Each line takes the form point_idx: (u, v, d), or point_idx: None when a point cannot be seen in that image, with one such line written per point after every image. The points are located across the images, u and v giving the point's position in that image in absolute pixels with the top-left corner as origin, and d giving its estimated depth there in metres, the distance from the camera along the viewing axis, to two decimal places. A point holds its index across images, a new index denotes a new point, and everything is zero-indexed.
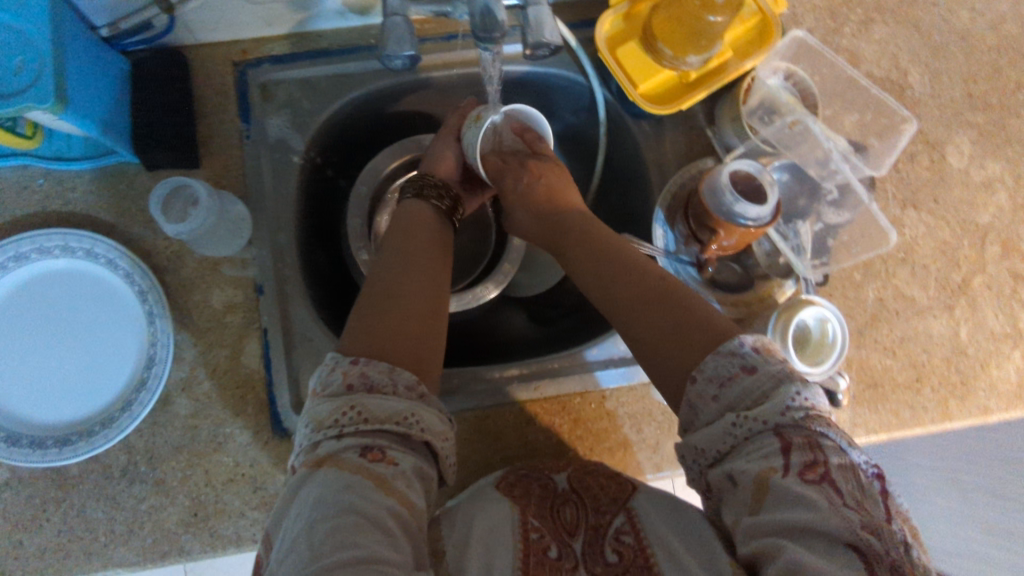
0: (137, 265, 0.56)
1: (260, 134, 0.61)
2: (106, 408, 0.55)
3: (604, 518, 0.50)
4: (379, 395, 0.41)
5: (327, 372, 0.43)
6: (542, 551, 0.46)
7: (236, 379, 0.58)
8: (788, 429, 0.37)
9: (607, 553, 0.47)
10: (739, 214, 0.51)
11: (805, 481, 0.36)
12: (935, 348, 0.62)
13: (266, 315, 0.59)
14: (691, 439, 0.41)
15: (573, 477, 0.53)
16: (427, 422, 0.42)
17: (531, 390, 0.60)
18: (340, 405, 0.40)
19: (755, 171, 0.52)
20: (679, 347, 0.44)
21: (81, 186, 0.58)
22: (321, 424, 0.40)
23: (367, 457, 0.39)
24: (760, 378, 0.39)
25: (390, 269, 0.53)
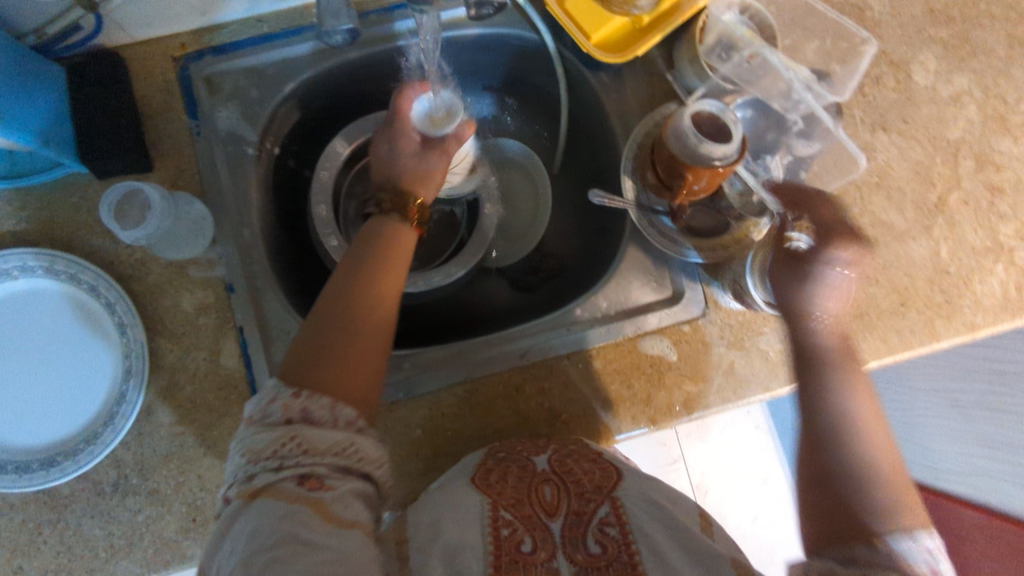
0: (101, 278, 0.55)
1: (210, 128, 0.59)
2: (88, 424, 0.54)
3: (588, 504, 0.53)
4: (319, 427, 0.42)
5: (266, 402, 0.43)
6: (517, 546, 0.49)
7: (218, 380, 0.57)
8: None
9: (590, 543, 0.51)
10: (704, 155, 0.50)
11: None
12: (918, 271, 0.61)
13: (240, 313, 0.57)
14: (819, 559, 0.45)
15: (553, 459, 0.54)
16: (366, 450, 0.44)
17: (518, 359, 0.59)
18: (278, 437, 0.41)
19: (718, 111, 0.51)
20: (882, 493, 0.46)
21: (32, 202, 0.56)
22: (257, 457, 0.41)
23: (304, 486, 0.40)
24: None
25: (341, 290, 0.50)
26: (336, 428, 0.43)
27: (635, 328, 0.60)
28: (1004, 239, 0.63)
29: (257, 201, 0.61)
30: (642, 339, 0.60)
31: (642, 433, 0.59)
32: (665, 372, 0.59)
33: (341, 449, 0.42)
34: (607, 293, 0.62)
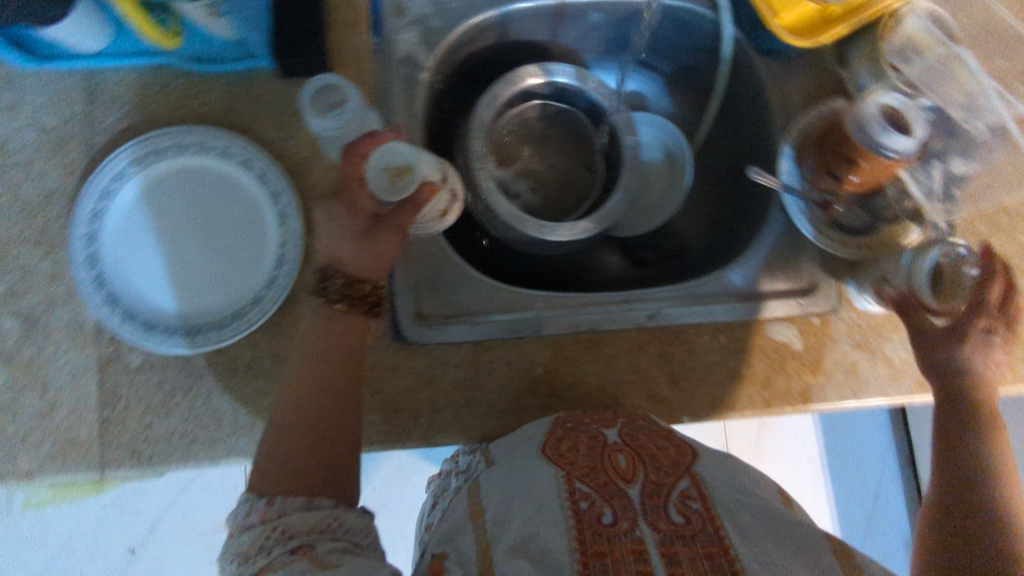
0: (271, 167, 0.58)
1: (389, 49, 0.62)
2: (234, 302, 0.57)
3: (667, 477, 0.50)
4: (298, 513, 0.48)
5: (241, 515, 0.49)
6: (596, 520, 0.46)
7: (360, 286, 0.59)
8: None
9: (672, 512, 0.47)
10: (883, 145, 0.50)
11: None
12: None
13: (390, 226, 0.60)
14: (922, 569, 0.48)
15: (624, 432, 0.53)
16: (346, 521, 0.50)
17: (645, 317, 0.61)
18: (263, 532, 0.47)
19: (901, 106, 0.52)
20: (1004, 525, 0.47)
21: (217, 88, 0.60)
22: (250, 556, 0.46)
23: (298, 553, 0.45)
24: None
25: (302, 387, 0.54)
26: (310, 512, 0.48)
27: (767, 311, 0.61)
28: None
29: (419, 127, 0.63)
30: (770, 323, 0.60)
31: (756, 416, 0.60)
32: (787, 358, 0.60)
33: (320, 529, 0.48)
34: (741, 272, 0.63)
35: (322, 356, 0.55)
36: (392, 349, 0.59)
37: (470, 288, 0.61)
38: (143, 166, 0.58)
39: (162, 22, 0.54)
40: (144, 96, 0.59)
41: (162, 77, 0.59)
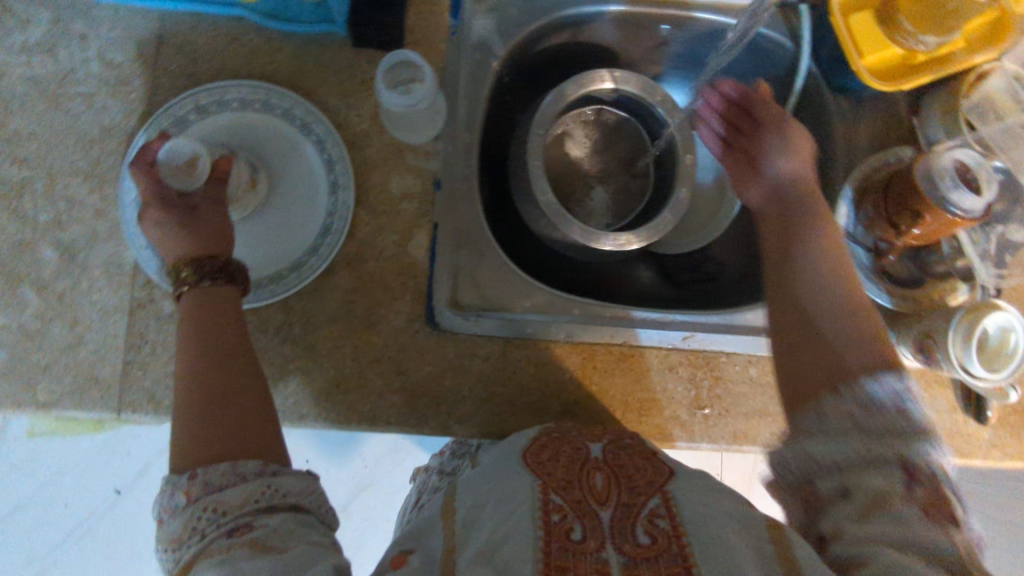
0: (331, 135, 0.58)
1: (466, 32, 0.61)
2: (276, 264, 0.57)
3: (638, 497, 0.45)
4: (224, 488, 0.41)
5: (169, 495, 0.41)
6: (565, 534, 0.42)
7: (401, 265, 0.58)
8: (915, 464, 0.41)
9: (639, 533, 0.43)
10: (951, 202, 0.50)
11: (928, 516, 0.39)
12: None
13: (439, 210, 0.59)
14: (799, 450, 0.46)
15: (608, 448, 0.50)
16: (287, 485, 0.43)
17: (678, 339, 0.60)
18: (189, 516, 0.40)
19: (974, 165, 0.51)
20: (863, 354, 0.48)
21: (288, 49, 0.59)
22: (180, 539, 0.40)
23: (236, 535, 0.39)
24: (909, 414, 0.43)
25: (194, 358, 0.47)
26: (243, 482, 0.41)
27: None
28: None
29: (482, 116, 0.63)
30: None
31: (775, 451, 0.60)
32: None
33: (254, 500, 0.41)
34: None
35: (222, 326, 0.49)
36: (423, 333, 0.58)
37: (507, 282, 0.61)
38: (205, 115, 0.57)
39: None
40: (215, 46, 0.59)
41: (236, 30, 0.59)
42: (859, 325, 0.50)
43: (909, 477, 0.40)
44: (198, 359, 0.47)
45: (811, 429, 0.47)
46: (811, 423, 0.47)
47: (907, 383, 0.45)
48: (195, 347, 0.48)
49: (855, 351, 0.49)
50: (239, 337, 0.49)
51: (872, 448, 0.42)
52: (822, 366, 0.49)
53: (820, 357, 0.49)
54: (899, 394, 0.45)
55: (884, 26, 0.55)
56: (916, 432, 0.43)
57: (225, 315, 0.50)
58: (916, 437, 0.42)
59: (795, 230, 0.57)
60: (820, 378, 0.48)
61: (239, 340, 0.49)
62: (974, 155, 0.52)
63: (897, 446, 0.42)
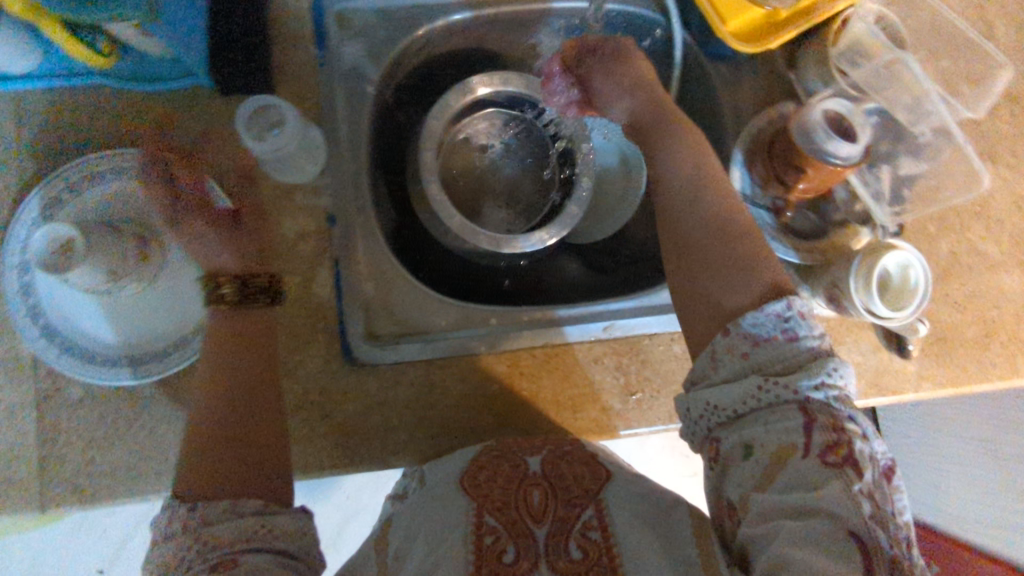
0: (212, 189, 0.56)
1: (335, 60, 0.60)
2: (178, 328, 0.56)
3: (573, 510, 0.50)
4: (218, 520, 0.42)
5: (165, 524, 0.42)
6: (497, 558, 0.47)
7: (309, 307, 0.57)
8: (813, 406, 0.40)
9: (572, 548, 0.48)
10: (829, 152, 0.50)
11: (825, 462, 0.38)
12: (1006, 305, 0.62)
13: (338, 245, 0.59)
14: (707, 396, 0.44)
15: (547, 461, 0.53)
16: (276, 523, 0.44)
17: (599, 330, 0.60)
18: (182, 542, 0.41)
19: (846, 112, 0.52)
20: (755, 276, 0.46)
21: (154, 109, 0.57)
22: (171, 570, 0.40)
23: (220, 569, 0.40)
24: (796, 348, 0.43)
25: (207, 393, 0.49)
26: (238, 519, 0.43)
27: None
28: None
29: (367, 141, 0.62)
30: None
31: None
32: None
33: (248, 535, 0.42)
34: None
35: (255, 351, 0.53)
36: (343, 372, 0.57)
37: (420, 305, 0.61)
38: (79, 191, 0.55)
39: (90, 40, 0.51)
40: (77, 118, 0.57)
41: (96, 98, 0.57)
42: (737, 253, 0.48)
43: (811, 420, 0.40)
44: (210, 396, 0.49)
45: (705, 372, 0.45)
46: (718, 356, 0.45)
47: (791, 306, 0.44)
48: (221, 373, 0.50)
49: (739, 270, 0.47)
50: (263, 369, 0.53)
51: (767, 383, 0.41)
52: (729, 284, 0.47)
53: (735, 285, 0.46)
54: (791, 324, 0.43)
55: None
56: (800, 360, 0.42)
57: (255, 341, 0.53)
58: (812, 365, 0.42)
59: (675, 192, 0.53)
60: (714, 318, 0.47)
61: (266, 380, 0.52)
62: (844, 102, 0.53)
63: (786, 387, 0.41)
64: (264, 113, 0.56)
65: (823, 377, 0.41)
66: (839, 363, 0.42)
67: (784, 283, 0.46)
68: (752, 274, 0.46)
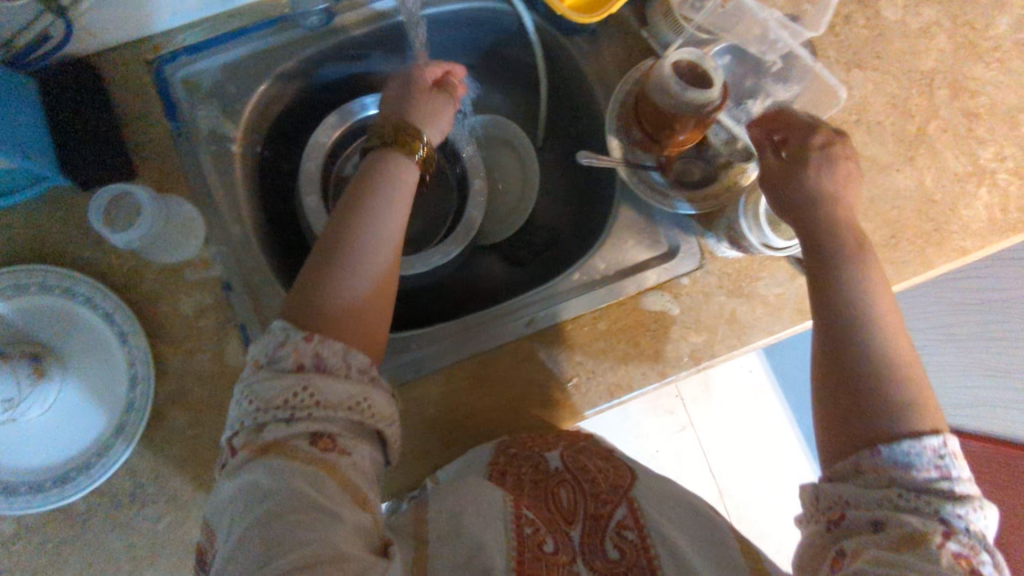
0: (97, 288, 0.55)
1: (192, 128, 0.59)
2: (99, 436, 0.54)
3: (605, 506, 0.53)
4: (329, 377, 0.42)
5: (275, 345, 0.42)
6: (539, 546, 0.46)
7: (227, 380, 0.56)
8: (951, 524, 0.38)
9: (608, 547, 0.51)
10: (690, 104, 0.51)
11: (953, 561, 0.36)
12: (905, 202, 0.62)
13: (241, 311, 0.57)
14: (839, 489, 0.43)
15: (567, 457, 0.55)
16: (378, 406, 0.44)
17: (521, 326, 0.60)
18: (290, 386, 0.40)
19: (697, 59, 0.52)
20: (889, 399, 0.44)
21: (17, 222, 0.55)
22: (267, 405, 0.40)
23: (317, 446, 0.39)
24: (947, 486, 0.40)
25: (369, 221, 0.49)
26: (348, 381, 0.43)
27: (636, 286, 0.61)
28: (984, 163, 0.64)
29: (247, 200, 0.61)
30: (644, 296, 0.61)
31: (655, 387, 0.60)
32: (669, 325, 0.60)
33: (353, 405, 0.42)
34: (605, 255, 0.63)
35: (393, 206, 0.52)
36: None
37: None
38: None
39: None
40: None
41: None
42: (909, 356, 0.46)
43: (946, 536, 0.37)
44: (391, 255, 0.50)
45: (845, 474, 0.43)
46: (854, 449, 0.44)
47: (947, 443, 0.42)
48: (368, 217, 0.50)
49: (891, 385, 0.45)
50: (399, 211, 0.52)
51: (907, 492, 0.40)
52: (853, 412, 0.45)
53: (863, 408, 0.44)
54: (944, 462, 0.41)
55: None
56: (949, 494, 0.40)
57: (379, 186, 0.52)
58: (961, 498, 0.40)
59: (823, 257, 0.50)
60: (851, 428, 0.44)
61: (398, 223, 0.52)
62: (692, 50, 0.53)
63: (928, 501, 0.39)
64: (122, 203, 0.53)
65: (959, 508, 0.39)
66: (976, 500, 0.39)
67: (927, 413, 0.44)
68: (909, 399, 0.44)
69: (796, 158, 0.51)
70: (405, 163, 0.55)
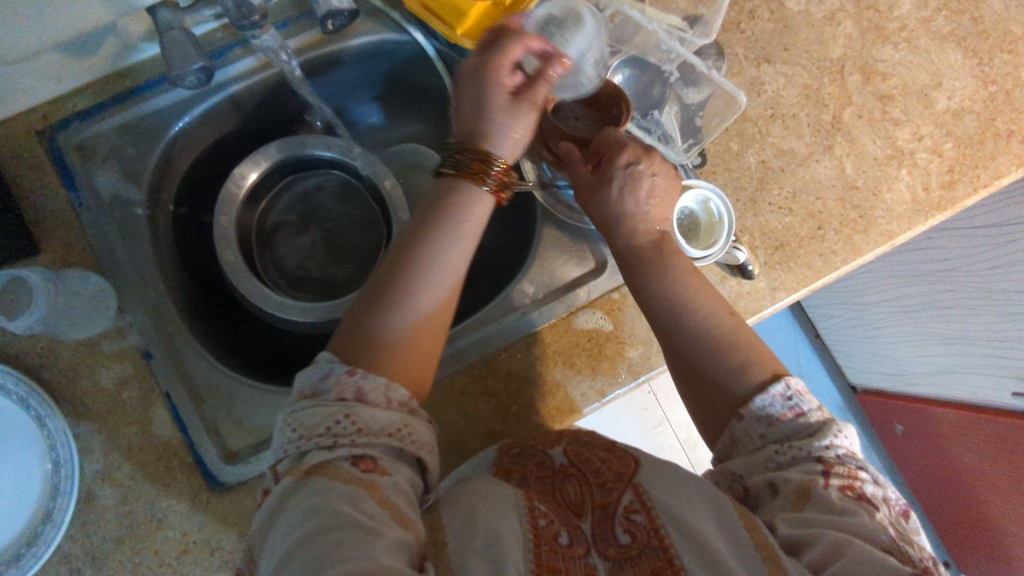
0: (8, 373, 0.53)
1: (93, 197, 0.57)
2: (28, 524, 0.52)
3: (613, 494, 0.45)
4: (372, 404, 0.40)
5: (320, 377, 0.41)
6: (553, 537, 0.41)
7: (156, 450, 0.55)
8: (828, 459, 0.42)
9: (618, 533, 0.42)
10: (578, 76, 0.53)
11: (846, 496, 0.40)
12: (827, 192, 0.62)
13: (163, 378, 0.55)
14: (731, 465, 0.45)
15: (569, 450, 0.50)
16: (419, 433, 0.42)
17: (454, 362, 0.58)
18: (334, 413, 0.39)
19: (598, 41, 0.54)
20: (731, 375, 0.47)
21: None
22: (309, 432, 0.39)
23: (358, 467, 0.38)
24: (808, 422, 0.44)
25: (431, 253, 0.46)
26: (387, 407, 0.40)
27: (567, 307, 0.60)
28: (902, 144, 0.64)
29: (159, 269, 0.59)
30: (576, 315, 0.60)
31: (597, 407, 0.59)
32: (605, 342, 0.59)
33: (395, 429, 0.40)
34: (533, 279, 0.62)
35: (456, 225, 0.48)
36: (214, 500, 0.54)
37: (268, 403, 0.58)
38: None
39: None
40: None
41: None
42: (744, 333, 0.50)
43: (827, 474, 0.41)
44: (451, 287, 0.47)
45: (729, 451, 0.46)
46: (738, 440, 0.46)
47: (791, 385, 0.46)
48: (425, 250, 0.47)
49: (717, 358, 0.48)
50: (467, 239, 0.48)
51: (783, 446, 0.43)
52: (710, 396, 0.48)
53: (713, 395, 0.48)
54: (795, 403, 0.45)
55: None
56: (808, 431, 0.44)
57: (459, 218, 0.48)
58: (822, 430, 0.43)
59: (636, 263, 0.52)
60: (714, 410, 0.48)
61: (460, 253, 0.48)
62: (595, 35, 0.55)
63: (801, 448, 0.42)
64: (16, 286, 0.52)
65: (832, 439, 0.43)
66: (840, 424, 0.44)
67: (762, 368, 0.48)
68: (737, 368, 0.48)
69: (602, 169, 0.53)
70: (481, 197, 0.49)
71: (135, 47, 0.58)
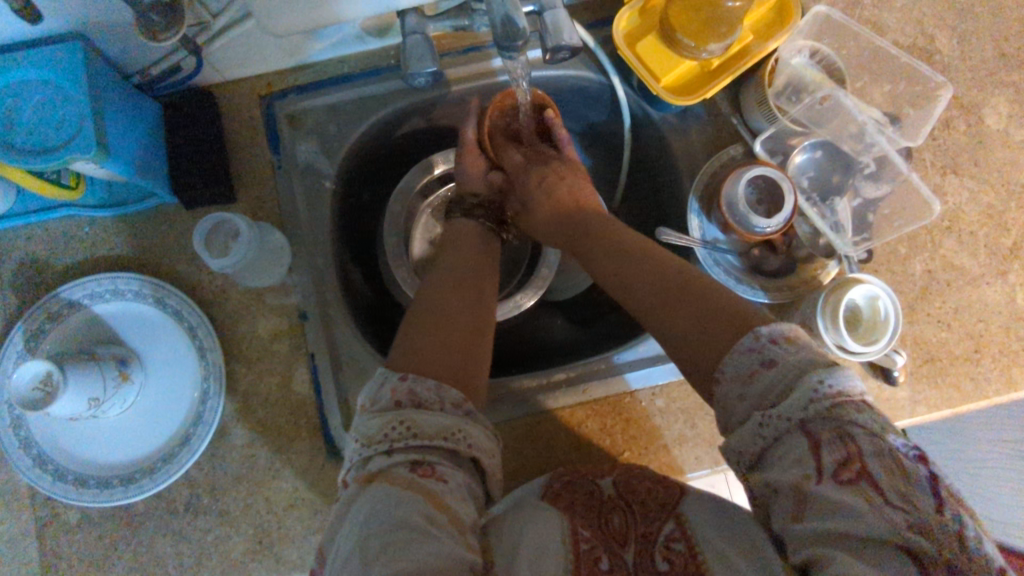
0: (185, 303, 0.58)
1: (292, 161, 0.62)
2: (168, 443, 0.57)
3: (654, 524, 0.46)
4: (427, 411, 0.41)
5: (376, 389, 0.43)
6: (593, 563, 0.43)
7: (289, 405, 0.58)
8: (816, 423, 0.35)
9: (657, 561, 0.43)
10: (755, 224, 0.56)
11: (841, 483, 0.34)
12: (992, 317, 0.60)
13: (311, 339, 0.59)
14: (730, 443, 0.39)
15: (618, 483, 0.51)
16: (476, 438, 0.42)
17: (579, 393, 0.60)
18: (389, 420, 0.40)
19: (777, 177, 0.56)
20: (721, 324, 0.43)
21: (125, 231, 0.59)
22: (369, 441, 0.40)
23: (417, 472, 0.38)
24: (781, 369, 0.38)
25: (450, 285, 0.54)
26: (440, 412, 0.41)
27: None
28: None
29: (332, 233, 0.65)
30: None
31: (706, 474, 0.59)
32: None
33: (387, 432, 0.40)
34: None
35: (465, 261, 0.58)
36: (329, 465, 0.57)
37: None
38: (60, 320, 0.57)
39: (57, 178, 0.54)
40: (55, 249, 0.59)
41: (71, 228, 0.59)
42: (689, 316, 0.45)
43: (819, 454, 0.35)
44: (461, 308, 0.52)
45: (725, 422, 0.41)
46: (728, 406, 0.40)
47: (764, 333, 0.40)
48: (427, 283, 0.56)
49: (709, 321, 0.43)
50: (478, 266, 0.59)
51: (765, 418, 0.37)
52: (709, 342, 0.43)
53: (711, 337, 0.43)
54: (769, 352, 0.39)
55: (670, 46, 0.56)
56: (787, 384, 0.37)
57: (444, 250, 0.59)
58: (800, 386, 0.36)
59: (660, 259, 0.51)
60: (702, 363, 0.43)
61: (479, 297, 0.55)
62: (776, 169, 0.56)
63: (781, 417, 0.36)
64: (220, 232, 0.57)
65: (812, 394, 0.36)
66: (834, 368, 0.36)
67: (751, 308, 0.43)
68: (729, 326, 0.42)
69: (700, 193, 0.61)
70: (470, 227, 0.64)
71: (363, 39, 0.62)
